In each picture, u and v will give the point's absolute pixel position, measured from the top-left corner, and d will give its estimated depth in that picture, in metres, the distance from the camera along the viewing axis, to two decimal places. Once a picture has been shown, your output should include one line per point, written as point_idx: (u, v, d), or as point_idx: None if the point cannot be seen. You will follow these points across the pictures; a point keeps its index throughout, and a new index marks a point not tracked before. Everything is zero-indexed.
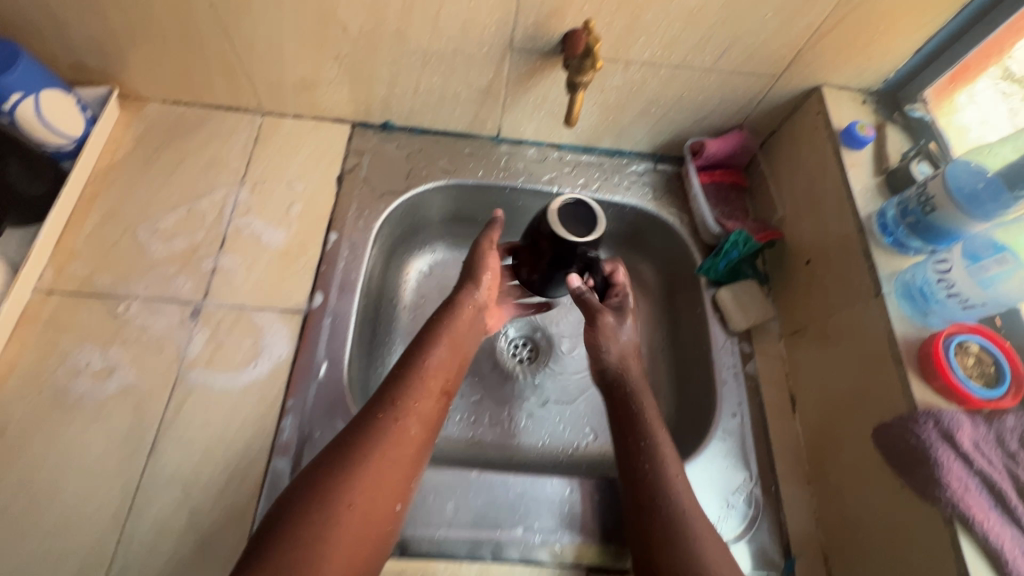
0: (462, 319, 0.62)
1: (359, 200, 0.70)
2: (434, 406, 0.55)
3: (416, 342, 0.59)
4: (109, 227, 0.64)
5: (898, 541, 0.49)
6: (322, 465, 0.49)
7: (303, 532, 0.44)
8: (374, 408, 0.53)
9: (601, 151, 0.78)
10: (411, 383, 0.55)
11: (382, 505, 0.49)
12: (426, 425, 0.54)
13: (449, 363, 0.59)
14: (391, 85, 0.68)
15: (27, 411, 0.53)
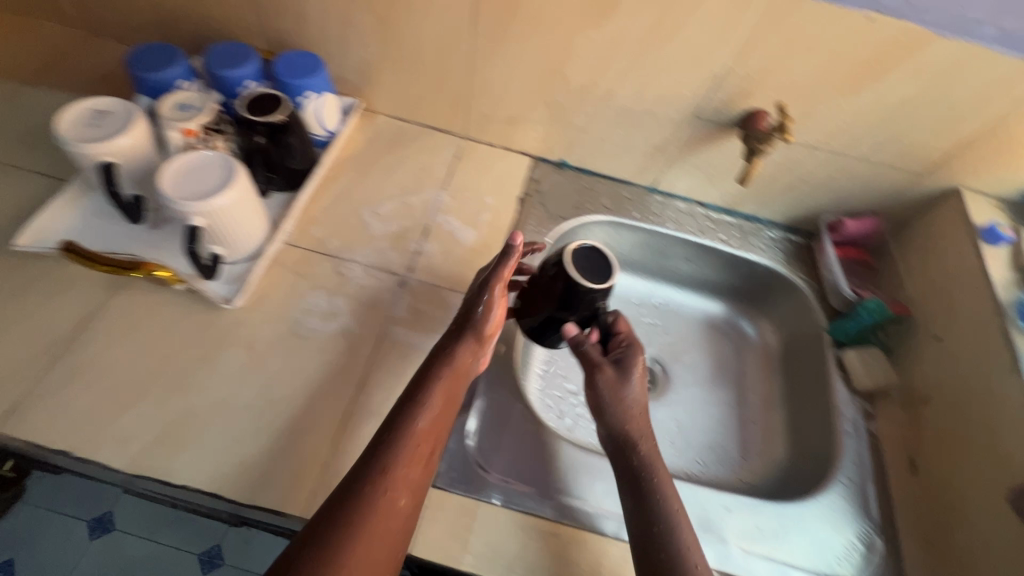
0: (456, 376, 0.58)
1: (537, 219, 0.82)
2: (424, 461, 0.52)
3: (406, 398, 0.55)
4: (342, 204, 0.78)
5: None
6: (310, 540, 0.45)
7: None
8: (354, 478, 0.49)
9: (740, 215, 0.89)
10: (395, 446, 0.51)
11: None
12: (415, 486, 0.50)
13: (440, 416, 0.55)
14: (582, 132, 0.82)
15: (270, 333, 0.65)
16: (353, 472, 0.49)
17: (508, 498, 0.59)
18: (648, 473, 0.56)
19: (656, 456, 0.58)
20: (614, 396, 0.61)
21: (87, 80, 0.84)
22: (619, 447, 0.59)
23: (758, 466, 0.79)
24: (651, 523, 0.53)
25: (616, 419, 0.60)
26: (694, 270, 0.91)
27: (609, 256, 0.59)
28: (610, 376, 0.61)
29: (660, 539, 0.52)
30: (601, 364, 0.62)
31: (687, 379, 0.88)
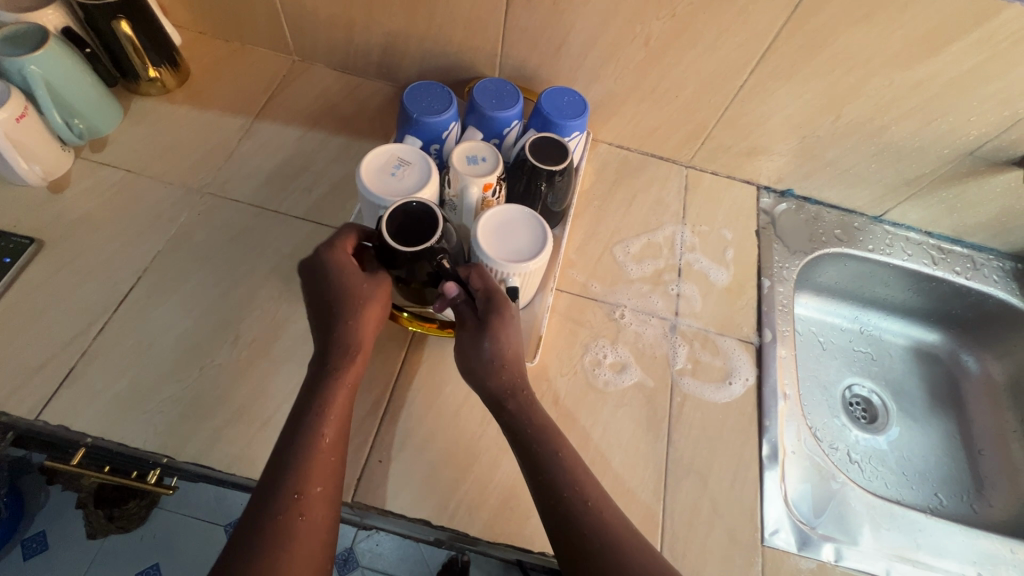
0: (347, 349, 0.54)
1: (779, 254, 0.81)
2: (334, 470, 0.49)
3: (306, 389, 0.52)
4: (593, 243, 0.77)
5: None
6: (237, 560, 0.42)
7: None
8: (267, 508, 0.45)
9: (966, 244, 0.87)
10: (305, 465, 0.47)
11: None
12: (322, 511, 0.46)
13: (341, 398, 0.52)
14: (828, 165, 0.80)
15: (570, 387, 0.65)
16: (261, 497, 0.45)
17: (840, 558, 0.59)
18: (525, 423, 0.54)
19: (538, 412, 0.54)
20: (468, 351, 0.56)
21: (311, 112, 0.81)
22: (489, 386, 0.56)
23: (1003, 500, 0.79)
24: (555, 486, 0.50)
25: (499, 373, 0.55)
26: (911, 298, 0.90)
27: (436, 214, 0.55)
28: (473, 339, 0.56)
29: (568, 499, 0.49)
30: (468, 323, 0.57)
31: (906, 410, 0.89)
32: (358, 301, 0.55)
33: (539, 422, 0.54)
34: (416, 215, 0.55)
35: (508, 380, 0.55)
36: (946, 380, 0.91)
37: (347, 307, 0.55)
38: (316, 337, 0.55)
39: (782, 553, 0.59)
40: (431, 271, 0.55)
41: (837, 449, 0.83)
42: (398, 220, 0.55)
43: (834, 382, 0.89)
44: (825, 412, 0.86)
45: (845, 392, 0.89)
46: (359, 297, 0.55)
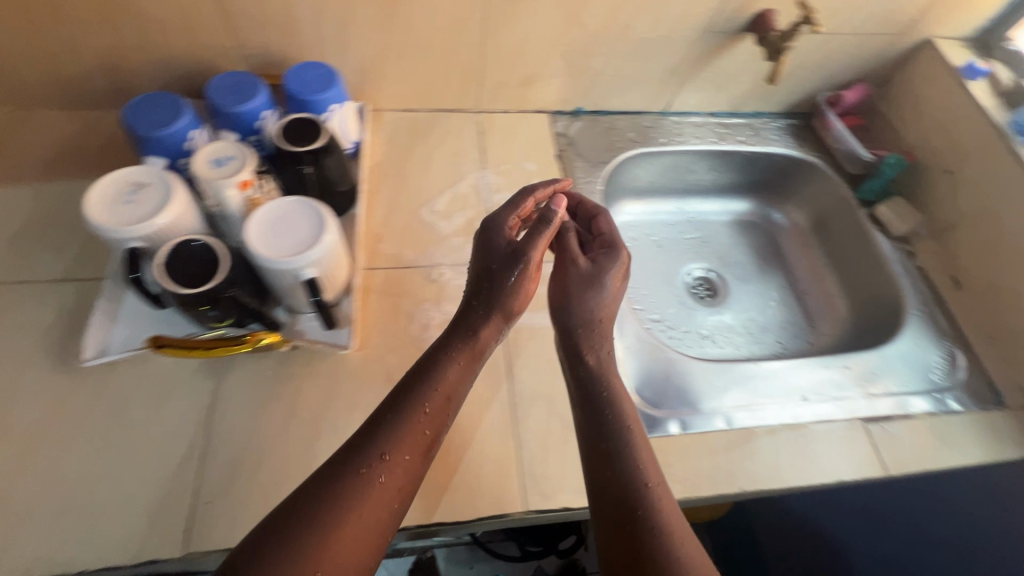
0: (482, 319, 0.58)
1: (581, 170, 0.84)
2: (426, 443, 0.48)
3: (430, 353, 0.54)
4: (398, 213, 0.75)
5: None
6: (288, 518, 0.41)
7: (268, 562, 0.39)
8: (354, 457, 0.45)
9: (745, 114, 0.95)
10: (399, 428, 0.47)
11: (347, 558, 0.41)
12: (401, 485, 0.45)
13: (460, 375, 0.53)
14: (598, 74, 0.83)
15: (401, 359, 0.64)
16: (352, 446, 0.46)
17: (684, 427, 0.63)
18: (597, 383, 0.58)
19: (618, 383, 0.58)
20: (579, 298, 0.63)
21: (49, 161, 0.71)
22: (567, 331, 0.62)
23: (829, 327, 0.89)
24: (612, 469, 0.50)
25: (594, 311, 0.63)
26: (717, 177, 0.97)
27: (220, 250, 0.54)
28: (590, 292, 0.63)
29: (630, 478, 0.49)
30: (574, 261, 0.66)
31: (740, 277, 0.96)
32: (486, 283, 0.59)
33: (615, 404, 0.55)
34: (198, 252, 0.54)
35: (594, 338, 0.61)
36: (765, 239, 1.00)
37: (488, 289, 0.59)
38: (459, 312, 0.59)
39: None
40: (219, 302, 0.54)
41: (690, 332, 0.89)
42: (185, 257, 0.54)
43: (675, 273, 0.95)
44: (670, 302, 0.92)
45: (685, 279, 0.95)
46: (494, 276, 0.59)
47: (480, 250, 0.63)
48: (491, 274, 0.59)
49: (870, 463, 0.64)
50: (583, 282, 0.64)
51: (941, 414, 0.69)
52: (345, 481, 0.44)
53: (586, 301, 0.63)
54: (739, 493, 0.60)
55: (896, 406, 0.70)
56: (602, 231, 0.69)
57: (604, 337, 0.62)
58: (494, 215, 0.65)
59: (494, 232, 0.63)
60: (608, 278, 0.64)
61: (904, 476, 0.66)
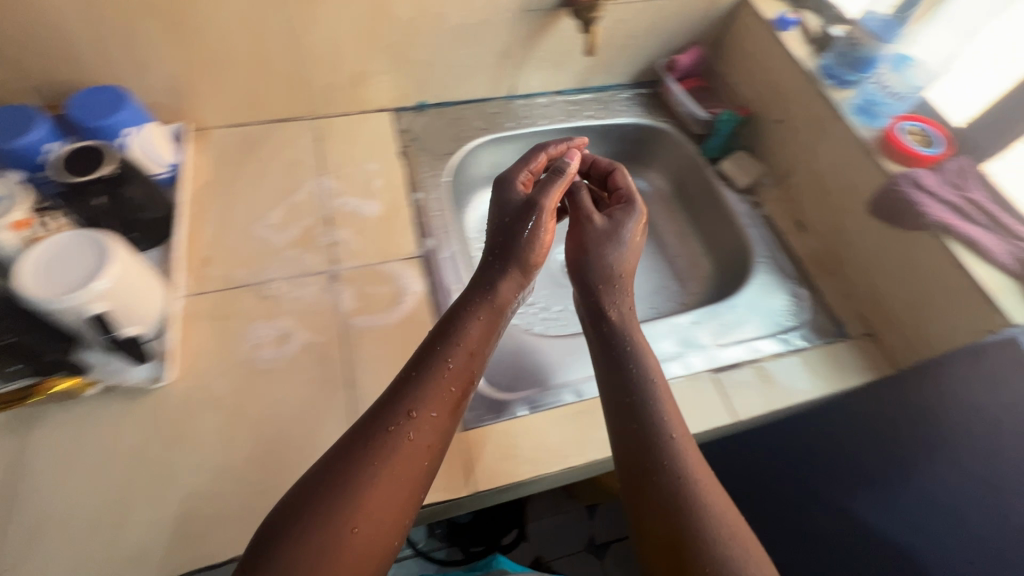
0: (490, 276, 0.60)
1: (426, 164, 0.82)
2: (449, 400, 0.51)
3: (449, 316, 0.57)
4: (228, 232, 0.72)
5: (919, 285, 0.68)
6: (320, 477, 0.46)
7: (308, 517, 0.43)
8: (386, 418, 0.49)
9: (594, 89, 0.96)
10: (422, 390, 0.51)
11: (378, 511, 0.45)
12: (428, 442, 0.49)
13: (480, 337, 0.56)
14: (428, 65, 0.82)
15: (230, 383, 0.61)
16: (379, 409, 0.50)
17: (531, 406, 0.64)
18: (625, 334, 0.60)
19: (637, 331, 0.60)
20: (599, 252, 0.65)
21: None
22: (586, 287, 0.64)
23: (698, 285, 0.91)
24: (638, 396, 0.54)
25: (614, 263, 0.65)
26: None
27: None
28: (610, 248, 0.66)
29: (655, 416, 0.53)
30: (590, 218, 0.68)
31: None
32: (501, 235, 0.62)
33: (637, 349, 0.58)
34: None
35: (613, 292, 0.63)
36: None
37: (504, 243, 0.62)
38: (477, 270, 0.62)
39: (481, 429, 0.61)
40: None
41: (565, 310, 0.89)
42: None
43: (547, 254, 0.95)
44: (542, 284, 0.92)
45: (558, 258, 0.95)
46: (509, 227, 0.62)
47: (496, 202, 0.66)
48: (505, 227, 0.62)
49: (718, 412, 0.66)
50: (601, 237, 0.67)
51: (786, 354, 0.72)
52: (382, 440, 0.47)
53: (603, 256, 0.65)
54: (587, 464, 0.61)
55: (743, 352, 0.72)
56: (617, 186, 0.73)
57: (624, 293, 0.64)
58: (508, 171, 0.68)
59: (506, 186, 0.66)
60: (622, 231, 0.67)
61: (752, 420, 0.68)
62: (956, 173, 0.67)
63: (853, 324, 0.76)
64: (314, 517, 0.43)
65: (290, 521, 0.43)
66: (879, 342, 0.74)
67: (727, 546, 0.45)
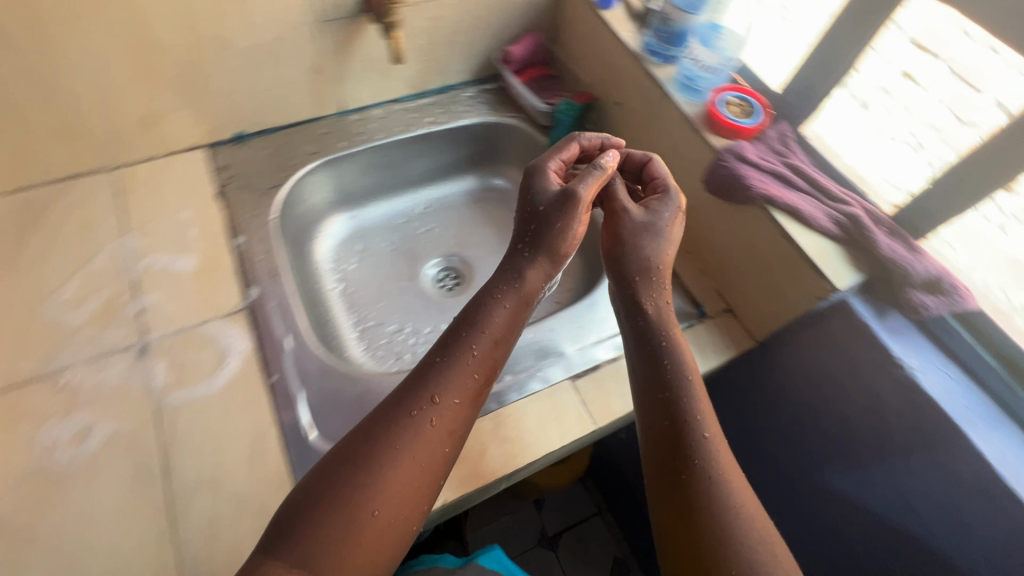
0: (521, 260, 0.61)
1: (249, 202, 0.75)
2: (472, 387, 0.53)
3: (478, 299, 0.59)
4: (9, 319, 0.62)
5: (757, 257, 0.67)
6: (339, 467, 0.47)
7: (326, 503, 0.45)
8: (405, 404, 0.51)
9: (434, 92, 0.90)
10: (444, 377, 0.52)
11: (400, 500, 0.47)
12: (450, 428, 0.51)
13: (504, 325, 0.57)
14: (230, 93, 0.74)
15: (17, 499, 0.53)
16: (401, 396, 0.51)
17: None
18: (664, 325, 0.58)
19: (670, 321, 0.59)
20: (633, 244, 0.62)
21: None
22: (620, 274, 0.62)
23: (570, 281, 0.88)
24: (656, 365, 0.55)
25: (650, 255, 0.62)
26: (429, 162, 0.92)
27: None
28: (647, 241, 0.62)
29: (685, 403, 0.52)
30: (623, 209, 0.64)
31: (484, 255, 0.93)
32: (532, 222, 0.63)
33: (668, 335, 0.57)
34: None
35: (652, 285, 0.61)
36: (502, 209, 0.96)
37: (537, 229, 0.62)
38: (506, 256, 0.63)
39: None
40: None
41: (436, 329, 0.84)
42: None
43: (414, 273, 0.90)
44: (409, 306, 0.86)
45: (426, 276, 0.90)
46: (540, 215, 0.62)
47: (525, 190, 0.65)
48: (539, 214, 0.62)
49: (579, 423, 0.63)
50: (637, 229, 0.63)
51: None
52: (402, 428, 0.49)
53: (642, 247, 0.62)
54: (441, 508, 0.57)
55: (607, 351, 0.69)
56: (654, 176, 0.67)
57: (659, 286, 0.61)
58: (538, 158, 0.67)
59: (538, 174, 0.65)
60: (662, 225, 0.63)
61: (617, 423, 0.66)
62: (776, 143, 0.67)
63: (712, 302, 0.75)
64: (333, 509, 0.45)
65: (306, 512, 0.45)
66: (738, 317, 0.74)
67: (725, 509, 0.46)
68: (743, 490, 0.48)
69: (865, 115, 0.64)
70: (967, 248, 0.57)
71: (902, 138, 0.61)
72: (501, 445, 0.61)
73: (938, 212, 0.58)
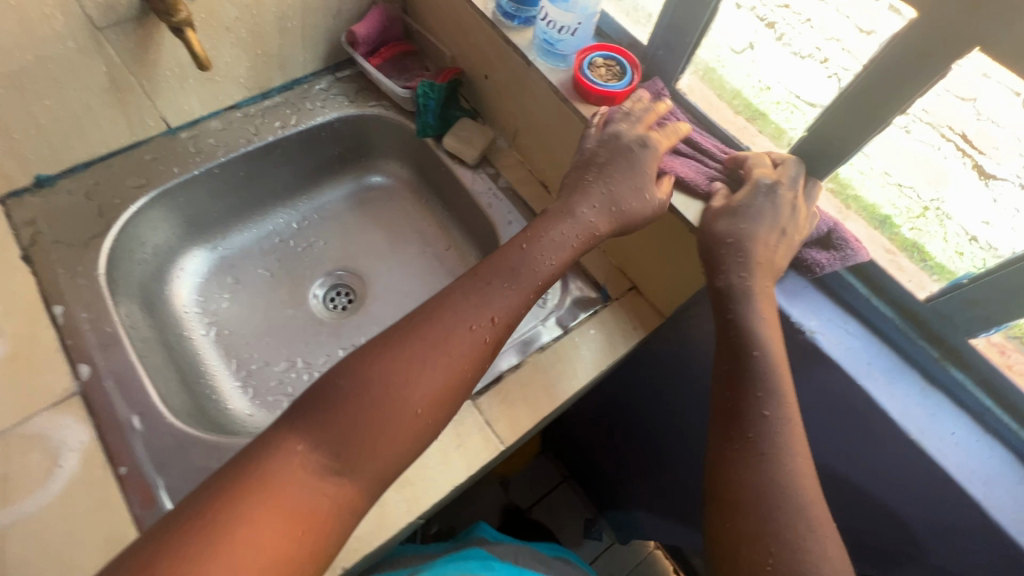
0: (587, 211, 0.55)
1: (65, 260, 0.63)
2: (515, 312, 0.51)
3: (549, 214, 0.56)
4: None
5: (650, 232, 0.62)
6: (385, 358, 0.46)
7: (364, 389, 0.45)
8: (469, 309, 0.49)
9: (279, 90, 0.78)
10: (493, 296, 0.51)
11: (424, 410, 0.46)
12: (493, 347, 0.50)
13: (558, 263, 0.54)
14: (4, 133, 0.60)
15: None
16: (468, 295, 0.50)
17: None
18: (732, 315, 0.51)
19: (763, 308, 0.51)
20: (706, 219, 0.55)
21: None
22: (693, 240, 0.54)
23: None
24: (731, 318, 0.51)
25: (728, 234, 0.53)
26: (292, 170, 0.81)
27: None
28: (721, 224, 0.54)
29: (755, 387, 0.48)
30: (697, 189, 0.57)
31: (375, 264, 0.84)
32: (618, 164, 0.56)
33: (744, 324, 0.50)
34: None
35: (733, 262, 0.52)
36: (389, 208, 0.87)
37: (619, 181, 0.55)
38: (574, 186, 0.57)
39: None
40: None
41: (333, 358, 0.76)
42: None
43: (298, 298, 0.80)
44: (299, 337, 0.77)
45: (313, 300, 0.80)
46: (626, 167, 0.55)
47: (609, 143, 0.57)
48: (626, 162, 0.55)
49: (485, 445, 0.58)
50: (716, 211, 0.54)
51: (552, 344, 0.65)
52: (455, 330, 0.48)
53: (724, 227, 0.53)
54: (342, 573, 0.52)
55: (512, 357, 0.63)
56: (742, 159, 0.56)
57: (738, 265, 0.52)
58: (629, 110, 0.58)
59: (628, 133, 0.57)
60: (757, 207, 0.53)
61: (528, 435, 0.61)
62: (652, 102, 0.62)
63: (615, 281, 0.71)
64: (371, 409, 0.44)
65: (344, 401, 0.44)
66: (643, 293, 0.69)
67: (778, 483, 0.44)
68: (799, 458, 0.45)
69: (765, 43, 0.55)
70: (877, 167, 0.52)
71: (806, 56, 0.53)
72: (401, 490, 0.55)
73: (833, 152, 0.53)
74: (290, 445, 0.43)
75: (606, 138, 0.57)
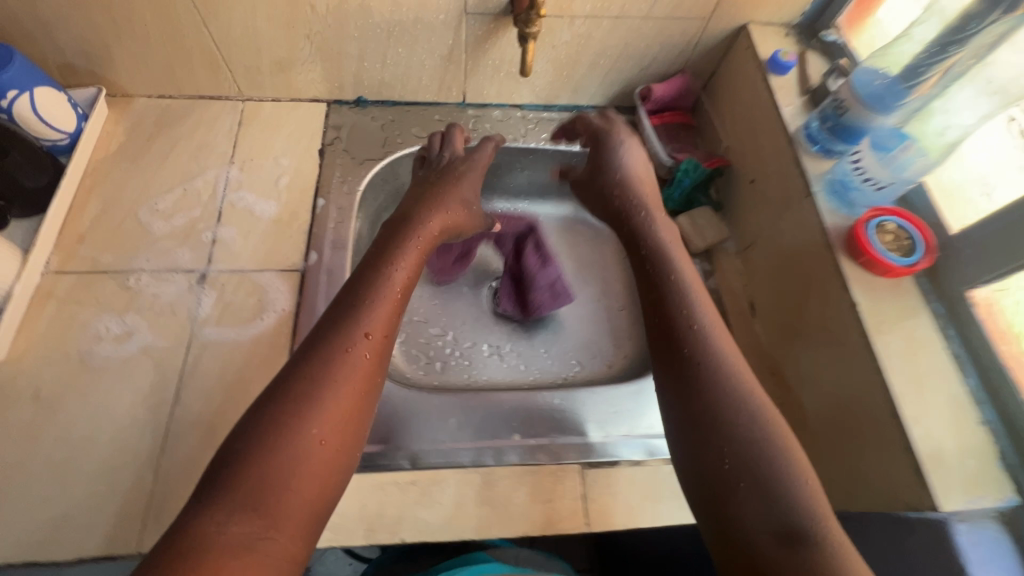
0: (453, 204, 0.71)
1: (343, 167, 0.76)
2: (392, 327, 0.56)
3: (379, 260, 0.60)
4: (111, 212, 0.68)
5: (845, 415, 0.55)
6: (271, 411, 0.47)
7: (258, 444, 0.45)
8: (337, 345, 0.51)
9: (560, 108, 0.85)
10: (364, 312, 0.54)
11: (332, 426, 0.48)
12: (381, 356, 0.53)
13: (412, 271, 0.61)
14: (361, 59, 0.74)
15: (57, 375, 0.58)
16: (325, 337, 0.52)
17: (361, 463, 0.58)
18: (717, 450, 0.48)
19: (735, 422, 0.49)
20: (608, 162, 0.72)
21: None
22: (641, 265, 0.63)
23: (627, 347, 0.81)
24: (686, 341, 0.55)
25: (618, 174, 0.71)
26: (533, 175, 0.88)
27: None
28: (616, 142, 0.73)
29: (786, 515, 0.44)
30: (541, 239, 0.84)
31: None
32: (441, 178, 0.72)
33: (733, 429, 0.49)
34: None
35: (697, 351, 0.54)
36: (589, 248, 0.90)
37: (450, 181, 0.72)
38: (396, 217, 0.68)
39: None
40: None
41: (477, 347, 0.81)
42: None
43: (477, 282, 0.86)
44: (459, 315, 0.83)
45: (484, 290, 0.86)
46: (441, 181, 0.72)
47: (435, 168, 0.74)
48: (449, 176, 0.73)
49: (571, 515, 0.57)
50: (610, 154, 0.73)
51: None
52: (326, 360, 0.50)
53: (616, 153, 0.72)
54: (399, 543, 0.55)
55: (638, 450, 0.61)
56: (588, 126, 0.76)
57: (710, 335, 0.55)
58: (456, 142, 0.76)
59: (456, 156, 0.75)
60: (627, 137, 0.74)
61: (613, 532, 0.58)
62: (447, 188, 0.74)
63: None
64: (270, 460, 0.44)
65: (243, 466, 0.43)
66: None
67: None
68: None
69: None
70: None
71: None
72: (479, 506, 0.56)
73: None
74: (196, 540, 0.40)
75: (451, 156, 0.75)
